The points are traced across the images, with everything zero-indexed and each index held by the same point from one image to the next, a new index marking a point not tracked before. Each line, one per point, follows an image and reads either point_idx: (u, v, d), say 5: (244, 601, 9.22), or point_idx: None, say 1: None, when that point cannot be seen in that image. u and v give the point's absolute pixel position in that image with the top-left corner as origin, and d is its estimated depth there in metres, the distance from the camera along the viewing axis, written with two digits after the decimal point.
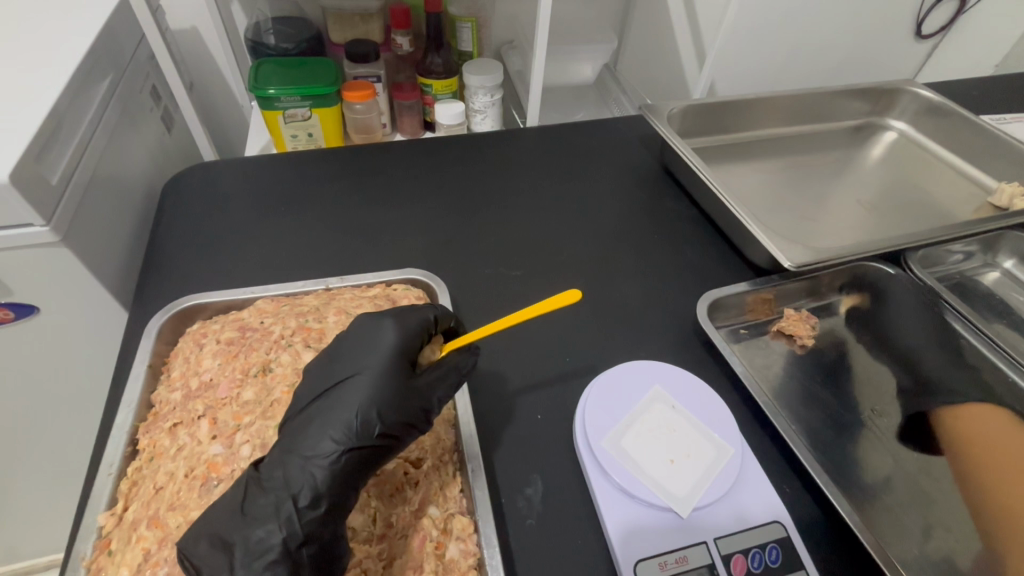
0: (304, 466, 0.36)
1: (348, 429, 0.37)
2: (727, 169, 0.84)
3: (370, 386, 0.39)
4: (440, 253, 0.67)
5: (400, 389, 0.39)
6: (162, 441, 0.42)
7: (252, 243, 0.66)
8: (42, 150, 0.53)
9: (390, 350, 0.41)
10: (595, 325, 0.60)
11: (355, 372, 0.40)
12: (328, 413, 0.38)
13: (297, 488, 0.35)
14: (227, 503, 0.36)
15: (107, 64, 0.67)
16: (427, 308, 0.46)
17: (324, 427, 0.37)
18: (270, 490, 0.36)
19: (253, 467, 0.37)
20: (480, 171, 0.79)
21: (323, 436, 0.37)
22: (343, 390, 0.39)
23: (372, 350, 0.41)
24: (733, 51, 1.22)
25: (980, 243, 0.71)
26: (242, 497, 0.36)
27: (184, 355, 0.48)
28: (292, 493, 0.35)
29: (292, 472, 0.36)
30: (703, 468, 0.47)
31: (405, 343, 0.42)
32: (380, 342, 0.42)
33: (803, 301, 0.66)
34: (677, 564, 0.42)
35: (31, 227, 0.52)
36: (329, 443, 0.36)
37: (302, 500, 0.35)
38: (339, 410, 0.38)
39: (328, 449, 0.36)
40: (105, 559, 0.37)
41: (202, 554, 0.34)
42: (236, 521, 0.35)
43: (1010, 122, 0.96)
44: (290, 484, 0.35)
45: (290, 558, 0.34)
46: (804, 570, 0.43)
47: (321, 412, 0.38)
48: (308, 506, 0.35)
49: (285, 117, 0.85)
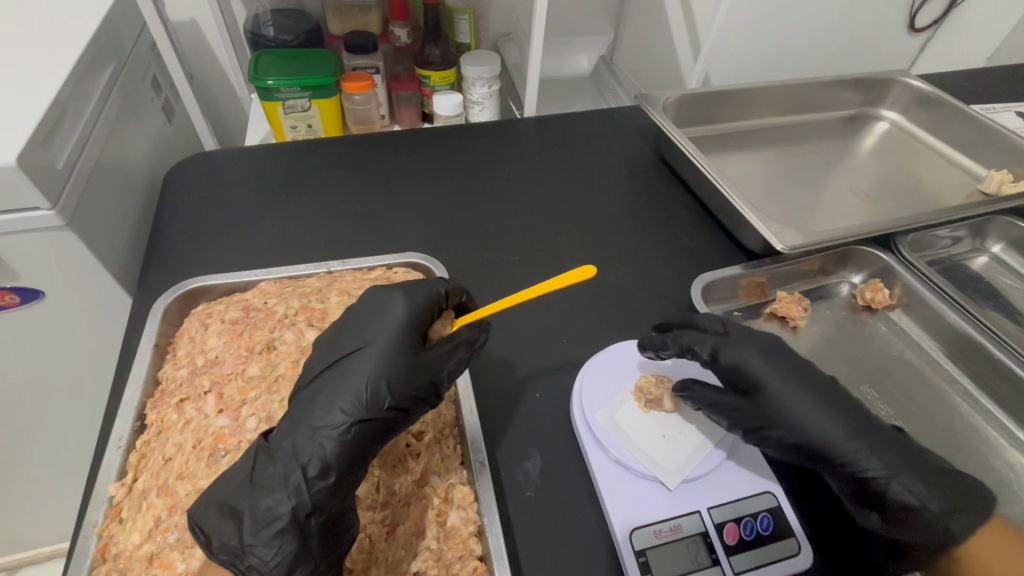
0: (314, 437, 0.36)
1: (359, 400, 0.38)
2: (721, 157, 0.85)
3: (378, 361, 0.40)
4: (440, 239, 0.68)
5: (410, 363, 0.40)
6: (170, 415, 0.43)
7: (254, 230, 0.67)
8: (48, 136, 0.54)
9: (399, 325, 0.42)
10: (592, 307, 0.62)
11: (365, 345, 0.41)
12: (337, 385, 0.39)
13: (306, 458, 0.36)
14: (231, 473, 0.37)
15: (109, 53, 0.68)
16: (438, 283, 0.47)
17: (334, 399, 0.38)
18: (278, 460, 0.36)
19: (262, 437, 0.38)
20: (479, 160, 0.80)
21: (333, 408, 0.37)
22: (350, 364, 0.40)
23: (382, 323, 0.42)
24: (729, 43, 1.23)
25: (969, 228, 0.72)
26: (251, 466, 0.36)
27: (190, 334, 0.49)
28: (301, 463, 0.36)
29: (300, 442, 0.37)
30: (694, 445, 0.48)
31: (415, 318, 0.43)
32: (389, 316, 0.43)
33: (795, 285, 0.68)
34: (671, 532, 0.43)
35: (39, 211, 0.53)
36: (339, 414, 0.37)
37: (311, 471, 0.35)
38: (349, 382, 0.39)
39: (337, 420, 0.37)
40: (116, 527, 0.38)
41: (217, 515, 0.35)
42: (243, 490, 0.35)
43: (999, 112, 0.98)
44: (298, 453, 0.36)
45: (298, 526, 0.35)
46: (794, 537, 0.44)
47: (331, 383, 0.39)
48: (318, 476, 0.36)
49: (285, 108, 0.86)
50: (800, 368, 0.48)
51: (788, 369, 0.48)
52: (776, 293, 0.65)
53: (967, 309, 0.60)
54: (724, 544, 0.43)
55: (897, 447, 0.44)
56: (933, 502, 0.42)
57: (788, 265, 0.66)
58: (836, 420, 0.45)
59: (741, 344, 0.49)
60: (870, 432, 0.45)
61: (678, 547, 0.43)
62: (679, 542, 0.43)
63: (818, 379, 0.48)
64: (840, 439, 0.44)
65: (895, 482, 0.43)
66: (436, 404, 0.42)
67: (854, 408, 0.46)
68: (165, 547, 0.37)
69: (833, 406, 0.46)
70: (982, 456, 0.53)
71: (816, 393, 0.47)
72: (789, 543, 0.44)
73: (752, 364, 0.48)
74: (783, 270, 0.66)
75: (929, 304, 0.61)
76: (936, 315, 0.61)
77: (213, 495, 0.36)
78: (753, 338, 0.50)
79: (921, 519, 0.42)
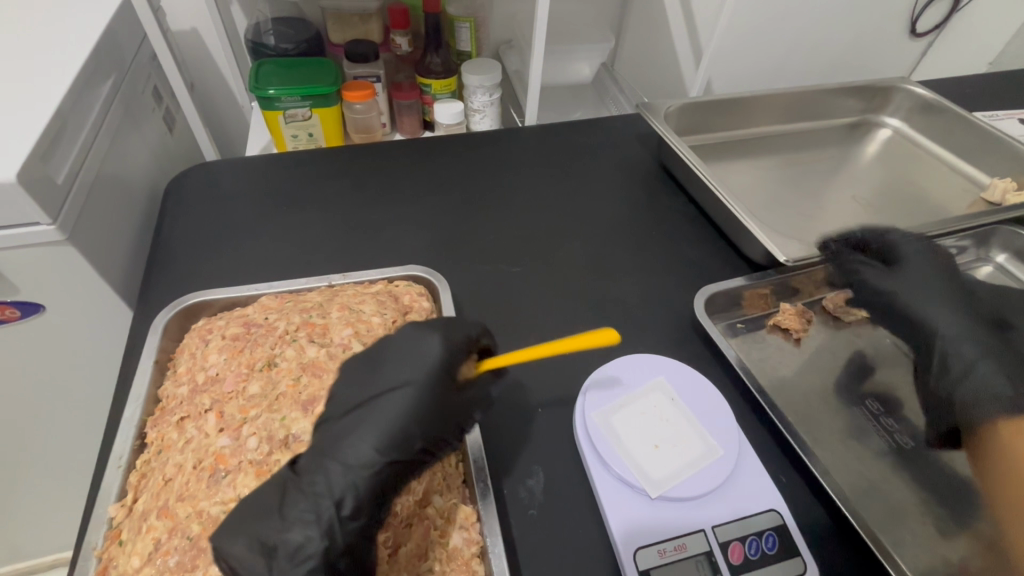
0: (347, 473, 0.37)
1: (391, 442, 0.38)
2: (722, 166, 0.85)
3: (416, 404, 0.40)
4: (441, 250, 0.68)
5: (440, 404, 0.40)
6: (170, 434, 0.43)
7: (254, 242, 0.66)
8: (47, 150, 0.54)
9: (435, 364, 0.41)
10: (595, 319, 0.61)
11: (398, 385, 0.40)
12: (372, 423, 0.39)
13: (337, 496, 0.36)
14: (264, 496, 0.36)
15: (110, 65, 0.68)
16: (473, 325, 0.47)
17: (368, 438, 0.38)
18: (311, 494, 0.36)
19: (291, 468, 0.38)
20: (479, 169, 0.79)
21: (367, 447, 0.37)
22: (383, 401, 0.40)
23: (415, 362, 0.41)
24: (730, 49, 1.23)
25: (973, 237, 0.71)
26: (281, 497, 0.36)
27: (190, 350, 0.48)
28: (335, 499, 0.36)
29: (333, 478, 0.37)
30: (688, 458, 0.47)
31: (449, 358, 0.42)
32: (425, 354, 0.42)
33: (799, 297, 0.67)
34: (675, 552, 0.43)
35: (39, 225, 0.53)
36: (373, 454, 0.37)
37: (345, 509, 0.36)
38: (383, 423, 0.39)
39: (372, 460, 0.37)
40: (116, 549, 0.38)
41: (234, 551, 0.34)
42: (275, 522, 0.35)
43: (1002, 119, 0.98)
44: (332, 490, 0.36)
45: (328, 565, 0.34)
46: (800, 556, 0.44)
47: (364, 419, 0.39)
48: (351, 515, 0.36)
49: (286, 117, 0.86)
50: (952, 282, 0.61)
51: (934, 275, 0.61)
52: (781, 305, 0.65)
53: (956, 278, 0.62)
54: (729, 563, 0.43)
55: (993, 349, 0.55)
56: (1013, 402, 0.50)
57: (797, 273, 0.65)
58: (950, 314, 0.58)
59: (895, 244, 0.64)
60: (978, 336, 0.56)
61: (682, 566, 0.42)
62: (684, 561, 0.43)
63: (950, 288, 0.60)
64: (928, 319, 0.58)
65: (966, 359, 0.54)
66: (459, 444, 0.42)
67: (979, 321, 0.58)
68: (164, 571, 0.36)
69: (947, 306, 0.58)
70: None
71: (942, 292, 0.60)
72: (795, 562, 0.44)
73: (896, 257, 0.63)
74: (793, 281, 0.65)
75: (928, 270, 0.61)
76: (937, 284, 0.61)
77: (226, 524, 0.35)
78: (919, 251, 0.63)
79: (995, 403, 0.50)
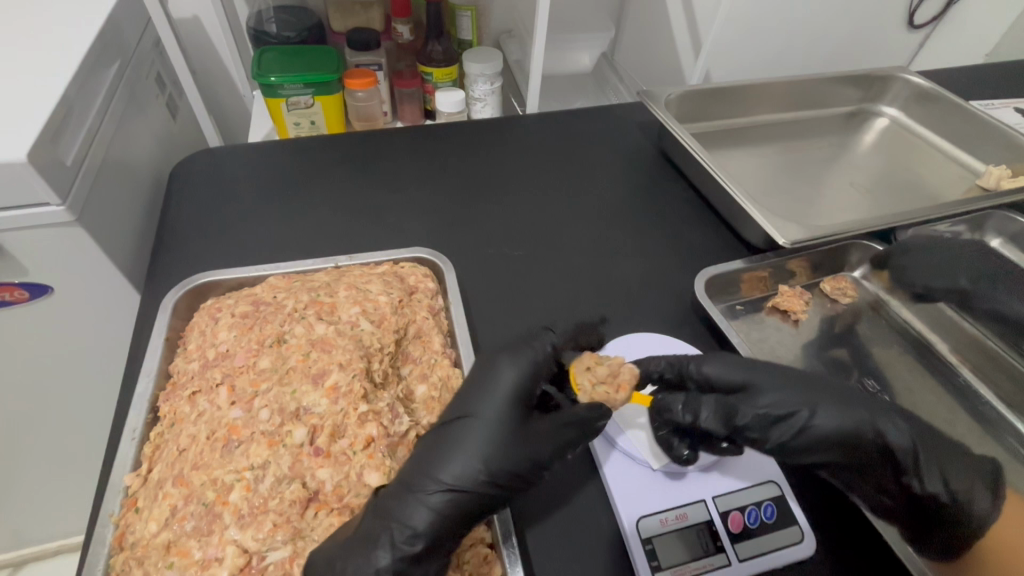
0: (412, 500, 0.38)
1: (457, 472, 0.39)
2: (722, 153, 0.86)
3: (483, 437, 0.40)
4: (445, 234, 0.68)
5: (515, 441, 0.40)
6: (183, 407, 0.43)
7: (259, 226, 0.67)
8: (57, 132, 0.54)
9: (504, 396, 0.42)
10: (597, 302, 0.62)
11: (467, 416, 0.41)
12: (442, 449, 0.40)
13: (400, 521, 0.37)
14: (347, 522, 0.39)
15: (114, 50, 0.68)
16: (546, 338, 0.47)
17: (435, 465, 0.39)
18: (378, 515, 0.38)
19: (373, 492, 0.40)
20: (481, 156, 0.80)
21: (432, 473, 0.39)
22: (455, 431, 0.41)
23: (489, 394, 0.42)
24: (730, 39, 1.24)
25: (968, 222, 0.72)
26: (357, 519, 0.38)
27: (200, 328, 0.49)
28: (393, 526, 0.37)
29: (398, 502, 0.38)
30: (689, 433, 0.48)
31: (525, 385, 0.43)
32: (497, 385, 0.42)
33: (797, 280, 0.68)
34: (677, 520, 0.44)
35: (48, 207, 0.53)
36: (435, 482, 0.39)
37: (399, 535, 0.37)
38: (449, 453, 0.40)
39: (433, 488, 0.38)
40: (132, 516, 0.39)
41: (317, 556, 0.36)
42: (343, 539, 0.37)
43: (997, 108, 0.99)
44: (393, 515, 0.38)
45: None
46: (797, 525, 0.45)
47: (437, 444, 0.41)
48: (405, 542, 0.37)
49: (288, 104, 0.86)
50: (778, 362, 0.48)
51: (774, 373, 0.46)
52: (778, 287, 0.66)
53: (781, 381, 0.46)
54: (729, 532, 0.44)
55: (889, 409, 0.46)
56: (969, 471, 0.46)
57: (712, 409, 0.44)
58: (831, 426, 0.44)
59: (729, 361, 0.47)
60: (884, 407, 0.45)
61: (683, 534, 0.44)
62: (685, 530, 0.44)
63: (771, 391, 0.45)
64: (872, 427, 0.44)
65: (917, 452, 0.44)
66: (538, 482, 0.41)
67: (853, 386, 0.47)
68: (181, 535, 0.37)
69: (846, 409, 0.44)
70: (982, 446, 0.54)
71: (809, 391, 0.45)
72: (792, 531, 0.45)
73: (758, 384, 0.46)
74: (683, 412, 0.45)
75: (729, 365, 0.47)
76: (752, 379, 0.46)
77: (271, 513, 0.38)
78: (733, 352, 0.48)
79: (962, 478, 0.45)
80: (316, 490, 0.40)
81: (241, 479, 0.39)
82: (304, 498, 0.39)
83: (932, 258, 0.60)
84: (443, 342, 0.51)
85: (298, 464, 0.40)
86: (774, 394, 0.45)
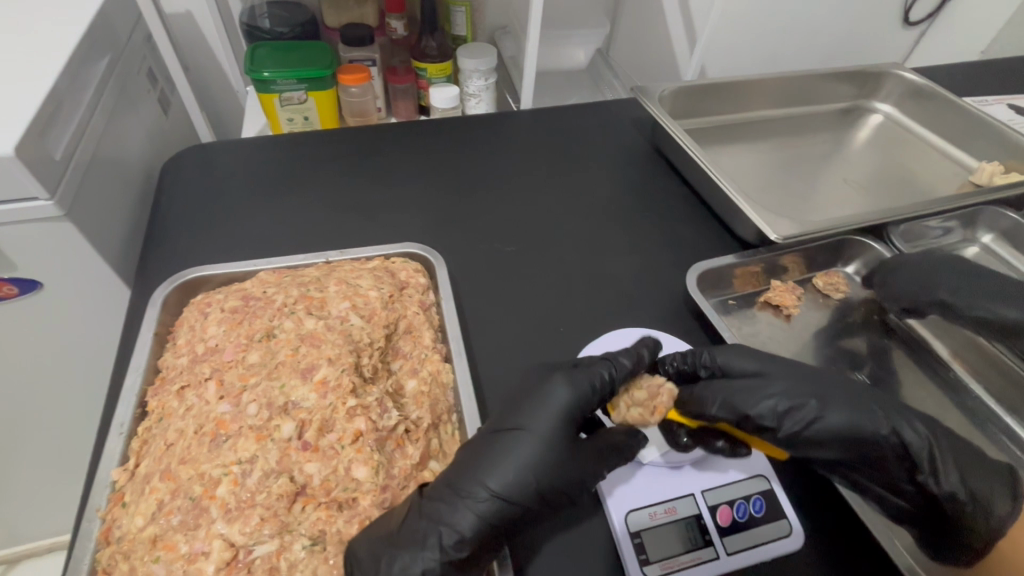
0: (461, 505, 0.38)
1: (507, 482, 0.39)
2: (716, 150, 0.86)
3: (538, 451, 0.40)
4: (437, 230, 0.68)
5: (568, 454, 0.41)
6: (171, 402, 0.43)
7: (251, 221, 0.67)
8: (45, 126, 0.54)
9: (560, 412, 0.42)
10: (589, 298, 0.62)
11: (523, 428, 0.41)
12: (493, 458, 0.40)
13: (448, 526, 0.38)
14: (382, 523, 0.38)
15: (105, 45, 0.68)
16: (603, 367, 0.45)
17: (485, 472, 0.39)
18: (425, 519, 0.38)
19: (416, 495, 0.40)
20: (474, 152, 0.80)
21: (483, 480, 0.39)
22: (512, 441, 0.41)
23: (545, 409, 0.42)
24: (725, 35, 1.23)
25: (960, 218, 0.73)
26: (397, 522, 0.38)
27: (189, 323, 0.49)
28: (440, 531, 0.38)
29: (446, 508, 0.38)
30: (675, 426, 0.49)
31: (578, 403, 0.43)
32: (553, 401, 0.43)
33: (789, 276, 0.68)
34: (666, 514, 0.44)
35: (37, 201, 0.53)
36: (485, 490, 0.39)
37: (447, 540, 0.37)
38: (501, 461, 0.40)
39: (483, 495, 0.39)
40: (119, 511, 0.39)
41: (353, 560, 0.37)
42: (383, 543, 0.37)
43: (991, 105, 0.99)
44: (443, 520, 0.38)
45: None
46: (786, 519, 0.45)
47: (489, 451, 0.41)
48: (452, 547, 0.37)
49: (281, 100, 0.86)
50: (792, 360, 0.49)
51: (788, 370, 0.47)
52: (771, 282, 0.66)
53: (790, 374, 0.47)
54: (718, 525, 0.44)
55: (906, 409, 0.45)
56: (993, 481, 0.44)
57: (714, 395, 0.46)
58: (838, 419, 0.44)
59: (744, 353, 0.49)
60: (900, 407, 0.45)
61: (672, 528, 0.44)
62: (673, 523, 0.44)
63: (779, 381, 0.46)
64: (887, 425, 0.43)
65: (934, 453, 0.43)
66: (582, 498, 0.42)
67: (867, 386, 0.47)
68: (168, 530, 0.37)
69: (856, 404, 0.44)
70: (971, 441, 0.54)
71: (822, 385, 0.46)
72: (780, 524, 0.45)
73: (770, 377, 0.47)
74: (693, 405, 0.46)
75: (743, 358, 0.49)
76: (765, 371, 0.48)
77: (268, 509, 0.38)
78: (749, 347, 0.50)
79: (983, 484, 0.44)
80: (303, 484, 0.40)
81: (229, 473, 0.39)
82: (292, 492, 0.39)
83: (929, 268, 0.59)
84: (434, 337, 0.51)
85: (286, 459, 0.40)
86: (785, 385, 0.46)
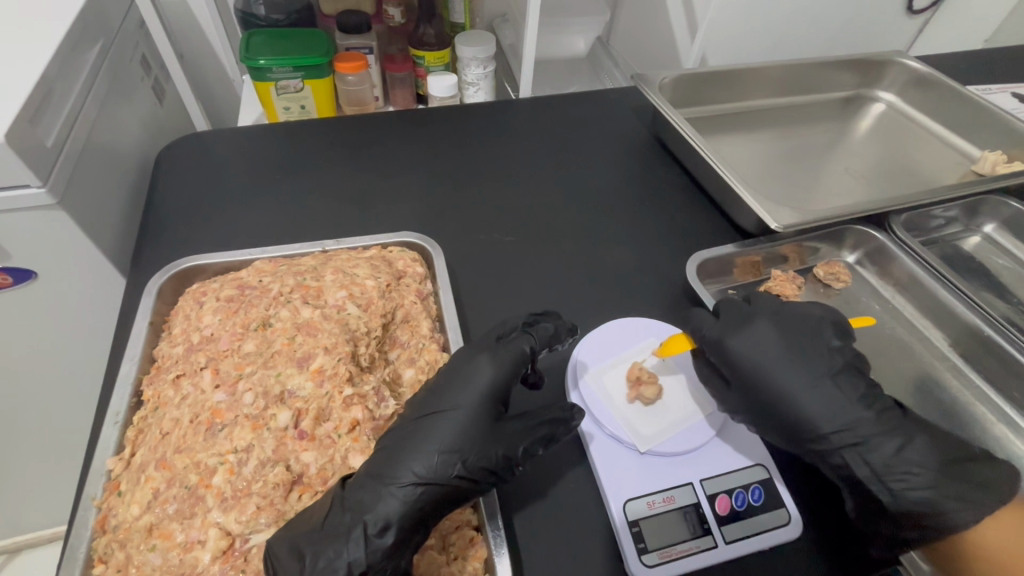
0: (385, 493, 0.38)
1: (432, 466, 0.39)
2: (716, 138, 0.85)
3: (461, 432, 0.40)
4: (434, 219, 0.68)
5: (488, 432, 0.41)
6: (166, 391, 0.43)
7: (246, 211, 0.66)
8: (36, 112, 0.53)
9: (482, 391, 0.42)
10: (588, 287, 0.62)
11: (449, 409, 0.41)
12: (415, 442, 0.40)
13: (370, 513, 0.37)
14: (309, 516, 0.37)
15: (97, 31, 0.67)
16: (522, 339, 0.46)
17: (410, 457, 0.39)
18: (349, 509, 0.37)
19: (338, 485, 0.39)
20: (472, 141, 0.79)
21: (406, 466, 0.39)
22: (436, 422, 0.41)
23: (468, 388, 0.42)
24: (728, 23, 1.22)
25: (962, 208, 0.72)
26: (323, 514, 0.37)
27: (185, 312, 0.49)
28: (364, 518, 0.37)
29: (370, 495, 0.38)
30: (673, 419, 0.49)
31: (498, 384, 0.43)
32: (474, 380, 0.43)
33: (789, 266, 0.68)
34: (664, 503, 0.44)
35: (29, 188, 0.52)
36: (410, 475, 0.38)
37: (372, 528, 0.36)
38: (422, 445, 0.40)
39: (408, 480, 0.38)
40: (115, 499, 0.39)
41: (283, 563, 0.35)
42: (315, 535, 0.36)
43: (994, 94, 0.98)
44: (365, 508, 0.37)
45: None
46: (785, 509, 0.45)
47: (413, 436, 0.40)
48: (376, 534, 0.36)
49: (277, 88, 0.85)
50: (803, 343, 0.48)
51: (788, 358, 0.47)
52: (771, 272, 0.66)
53: (791, 358, 0.47)
54: (716, 514, 0.44)
55: (888, 417, 0.45)
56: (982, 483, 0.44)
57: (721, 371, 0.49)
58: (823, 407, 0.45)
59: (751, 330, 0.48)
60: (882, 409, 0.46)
61: (670, 518, 0.44)
62: (673, 512, 0.44)
63: (785, 364, 0.47)
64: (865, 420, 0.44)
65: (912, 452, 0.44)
66: (509, 478, 0.41)
67: (864, 383, 0.47)
68: (163, 518, 0.37)
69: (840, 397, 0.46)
70: (972, 432, 0.54)
71: (813, 380, 0.46)
72: (779, 513, 0.45)
73: (766, 365, 0.47)
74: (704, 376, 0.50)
75: (755, 334, 0.48)
76: (773, 351, 0.48)
77: (265, 497, 0.38)
78: (762, 322, 0.49)
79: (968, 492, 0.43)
80: (300, 473, 0.40)
81: (225, 462, 0.38)
82: (288, 481, 0.39)
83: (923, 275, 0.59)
84: (431, 326, 0.50)
85: (283, 447, 0.40)
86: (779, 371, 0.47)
